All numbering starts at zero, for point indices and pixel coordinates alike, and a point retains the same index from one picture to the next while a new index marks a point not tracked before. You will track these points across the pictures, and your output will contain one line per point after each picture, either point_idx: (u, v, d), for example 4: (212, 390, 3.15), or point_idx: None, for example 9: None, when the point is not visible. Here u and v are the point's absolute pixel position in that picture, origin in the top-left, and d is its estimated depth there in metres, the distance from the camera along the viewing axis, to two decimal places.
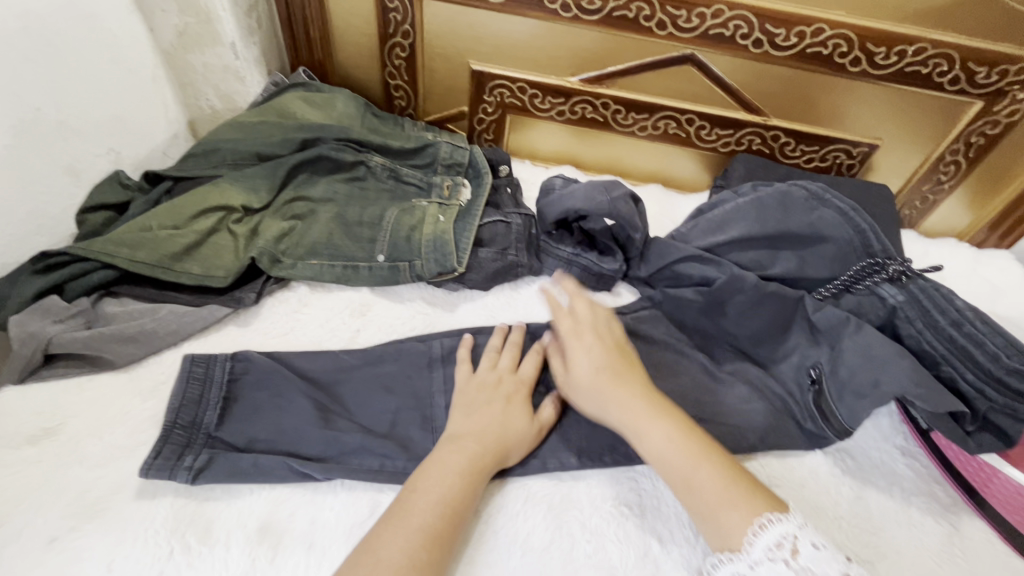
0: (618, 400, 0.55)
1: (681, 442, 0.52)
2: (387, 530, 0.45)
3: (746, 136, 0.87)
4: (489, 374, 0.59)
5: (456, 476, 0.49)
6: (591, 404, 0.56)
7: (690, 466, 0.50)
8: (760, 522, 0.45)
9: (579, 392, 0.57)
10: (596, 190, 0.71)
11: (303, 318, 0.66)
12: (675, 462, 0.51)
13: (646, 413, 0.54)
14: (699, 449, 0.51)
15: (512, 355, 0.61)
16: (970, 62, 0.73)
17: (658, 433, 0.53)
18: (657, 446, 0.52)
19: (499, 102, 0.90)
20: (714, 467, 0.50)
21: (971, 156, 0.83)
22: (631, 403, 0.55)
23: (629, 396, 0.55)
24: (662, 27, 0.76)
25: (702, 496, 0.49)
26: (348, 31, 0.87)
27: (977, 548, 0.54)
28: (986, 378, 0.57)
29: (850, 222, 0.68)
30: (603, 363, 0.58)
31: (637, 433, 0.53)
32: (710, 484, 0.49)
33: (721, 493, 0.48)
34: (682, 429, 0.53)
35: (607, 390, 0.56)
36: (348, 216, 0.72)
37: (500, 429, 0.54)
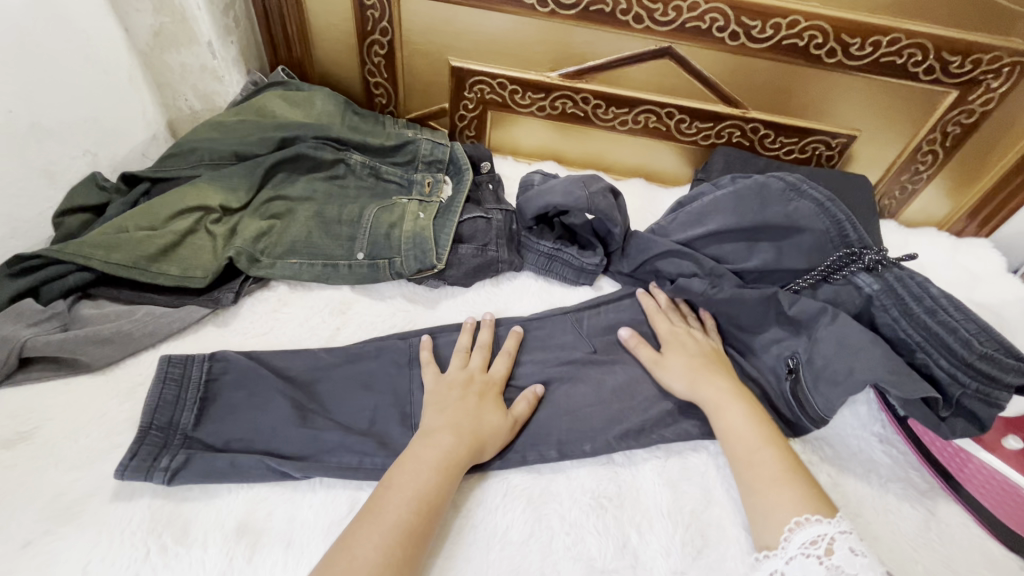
0: (707, 382, 0.59)
1: (755, 425, 0.55)
2: (362, 528, 0.46)
3: (725, 129, 0.87)
4: (459, 372, 0.59)
5: (432, 471, 0.50)
6: (679, 384, 0.60)
7: (758, 444, 0.54)
8: (796, 521, 0.47)
9: (667, 374, 0.61)
10: (575, 185, 0.71)
11: (283, 317, 0.66)
12: (745, 439, 0.55)
13: (728, 396, 0.58)
14: (770, 434, 0.55)
15: (483, 356, 0.61)
16: (944, 52, 0.74)
17: (737, 413, 0.57)
18: (733, 423, 0.56)
19: (479, 98, 0.90)
20: (778, 451, 0.53)
21: (948, 146, 0.83)
22: (718, 386, 0.59)
23: (717, 379, 0.60)
24: (639, 20, 0.76)
25: (763, 471, 0.52)
26: (326, 29, 0.86)
27: (952, 532, 0.55)
28: (958, 364, 0.57)
29: (826, 213, 0.69)
30: (696, 354, 0.63)
31: (716, 409, 0.57)
32: (773, 462, 0.52)
33: (780, 471, 0.51)
34: (757, 416, 0.57)
35: (696, 372, 0.61)
36: (328, 215, 0.72)
37: (475, 424, 0.54)
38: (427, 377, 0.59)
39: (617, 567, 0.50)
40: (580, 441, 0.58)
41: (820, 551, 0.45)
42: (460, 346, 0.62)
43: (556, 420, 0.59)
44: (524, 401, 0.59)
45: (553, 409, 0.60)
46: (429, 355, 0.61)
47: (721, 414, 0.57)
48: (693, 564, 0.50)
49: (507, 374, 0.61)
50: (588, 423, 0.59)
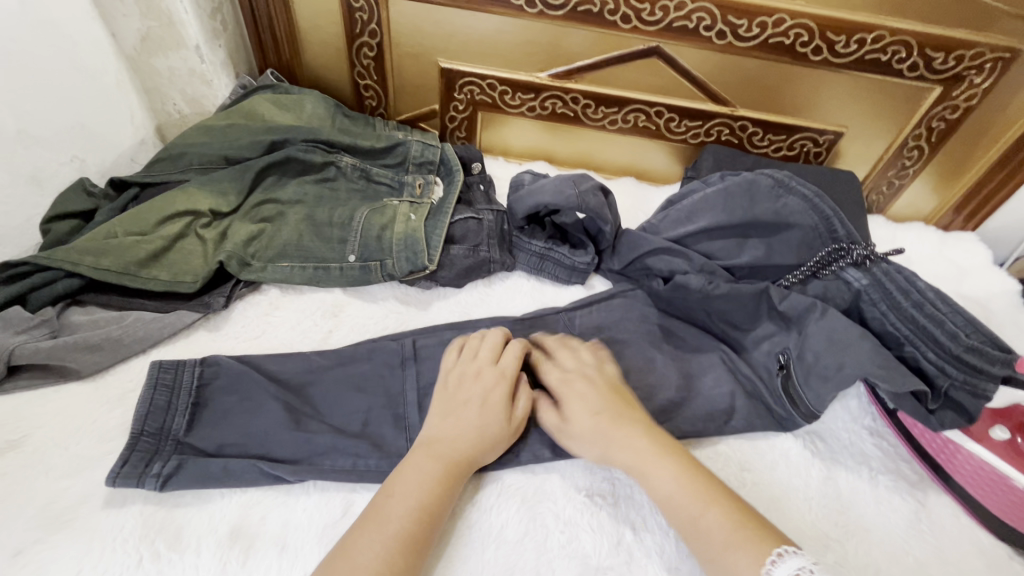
0: (621, 447, 0.53)
1: (688, 483, 0.49)
2: (363, 537, 0.45)
3: (714, 127, 0.88)
4: (469, 364, 0.58)
5: (433, 480, 0.49)
6: (593, 452, 0.54)
7: (697, 508, 0.48)
8: (778, 552, 0.43)
9: (576, 440, 0.54)
10: (566, 184, 0.72)
11: (275, 321, 0.65)
12: (682, 504, 0.49)
13: (651, 455, 0.52)
14: (706, 491, 0.49)
15: (494, 346, 0.59)
16: (927, 49, 0.74)
17: (663, 474, 0.51)
18: (665, 489, 0.50)
19: (469, 100, 0.90)
20: (722, 509, 0.47)
21: (933, 141, 0.84)
22: (634, 447, 0.52)
23: (630, 439, 0.53)
24: (627, 20, 0.77)
25: (712, 539, 0.46)
26: (315, 32, 0.86)
27: (942, 522, 0.56)
28: (947, 356, 0.58)
29: (815, 209, 0.68)
30: (601, 407, 0.55)
31: (640, 475, 0.51)
32: (718, 527, 0.46)
33: (729, 538, 0.45)
34: (685, 471, 0.50)
35: (609, 434, 0.53)
36: (318, 217, 0.72)
37: (477, 432, 0.53)
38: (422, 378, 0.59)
39: (612, 564, 0.50)
40: None
41: None
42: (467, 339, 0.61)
43: None
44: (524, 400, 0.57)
45: None
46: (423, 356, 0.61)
47: (652, 477, 0.51)
48: (688, 560, 0.51)
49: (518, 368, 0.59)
50: None
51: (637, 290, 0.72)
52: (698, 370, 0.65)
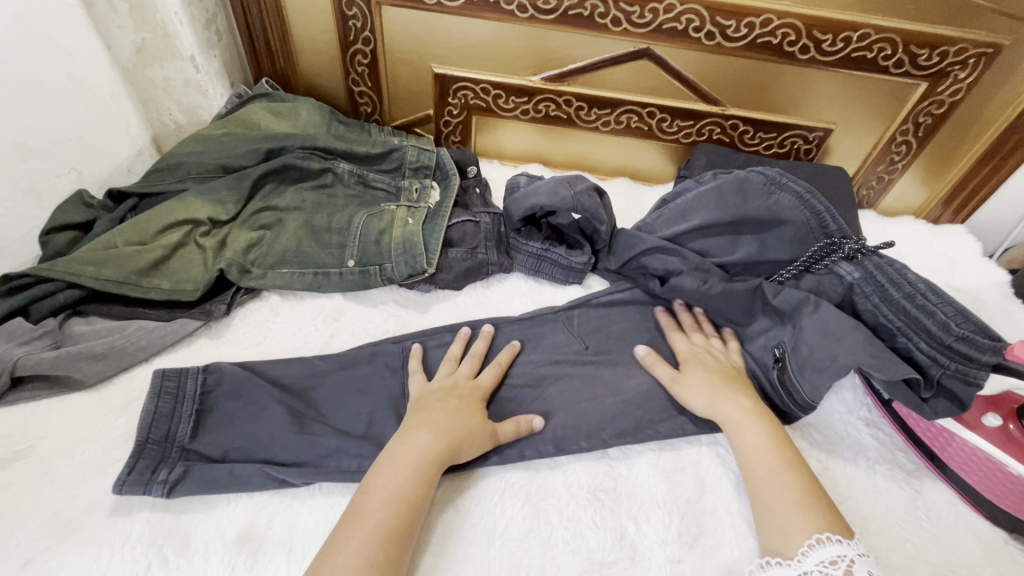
0: (727, 400, 0.59)
1: (776, 447, 0.55)
2: (342, 536, 0.46)
3: (706, 126, 0.89)
4: (445, 380, 0.60)
5: (410, 471, 0.50)
6: (698, 402, 0.59)
7: (777, 468, 0.53)
8: (816, 538, 0.47)
9: (686, 391, 0.60)
10: (561, 185, 0.73)
11: (276, 326, 0.66)
12: (766, 461, 0.54)
13: (749, 417, 0.57)
14: (793, 457, 0.54)
15: (472, 364, 0.62)
16: (912, 45, 0.76)
17: (756, 435, 0.56)
18: (754, 444, 0.55)
19: (463, 104, 0.91)
20: (800, 474, 0.52)
21: (921, 136, 0.86)
22: (739, 406, 0.58)
23: (738, 398, 0.59)
24: (617, 23, 0.78)
25: (780, 496, 0.51)
26: (309, 40, 0.87)
27: (939, 509, 0.57)
28: (938, 346, 0.59)
29: (806, 205, 0.70)
30: (716, 371, 0.62)
31: (736, 428, 0.57)
32: (789, 489, 0.51)
33: (795, 500, 0.50)
34: (778, 436, 0.56)
35: (720, 390, 0.60)
36: (317, 223, 0.72)
37: (454, 422, 0.54)
38: (411, 385, 0.60)
39: (616, 559, 0.51)
40: (576, 437, 0.59)
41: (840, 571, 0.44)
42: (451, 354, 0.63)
43: (550, 417, 0.60)
44: (513, 422, 0.57)
45: (546, 406, 0.61)
46: (416, 365, 0.61)
47: (743, 433, 0.56)
48: (690, 552, 0.52)
49: (494, 386, 0.61)
50: (584, 418, 0.60)
51: (634, 288, 0.73)
52: None
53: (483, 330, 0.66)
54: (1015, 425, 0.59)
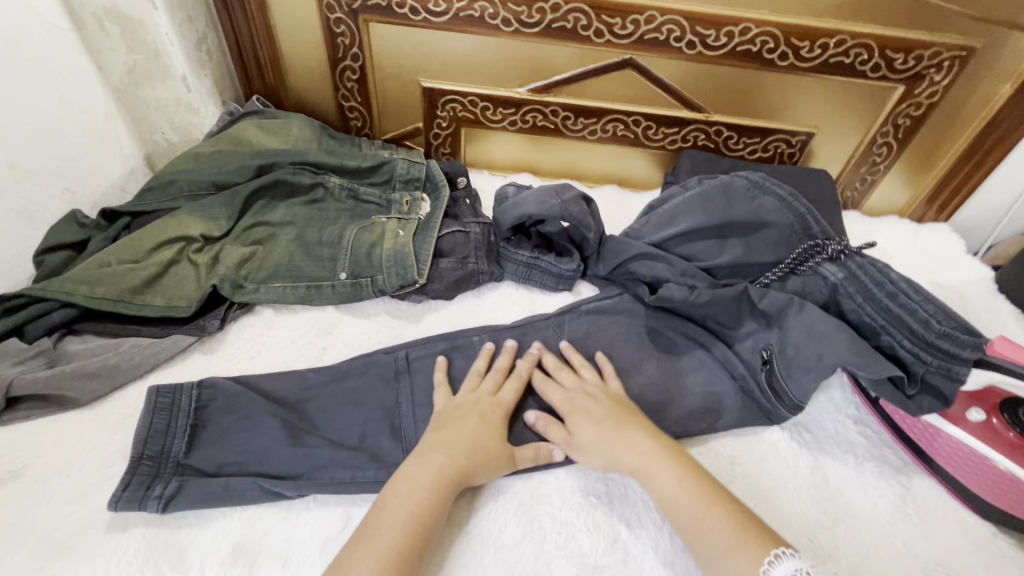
0: (624, 452, 0.55)
1: (689, 487, 0.52)
2: (357, 551, 0.46)
3: (691, 133, 0.90)
4: (468, 395, 0.60)
5: (425, 491, 0.50)
6: (598, 459, 0.56)
7: (697, 511, 0.50)
8: (775, 554, 0.46)
9: (582, 452, 0.56)
10: (548, 195, 0.74)
11: (268, 340, 0.67)
12: (686, 506, 0.51)
13: (654, 459, 0.54)
14: (705, 495, 0.51)
15: (495, 379, 0.62)
16: (888, 50, 0.78)
17: (667, 479, 0.53)
18: (666, 491, 0.52)
19: (452, 116, 0.92)
20: (724, 511, 0.50)
21: (900, 137, 0.88)
22: (637, 452, 0.55)
23: (633, 443, 0.55)
24: (600, 35, 0.80)
25: (713, 542, 0.48)
26: (298, 57, 0.88)
27: (927, 505, 0.58)
28: (921, 344, 0.60)
29: (789, 208, 0.71)
30: (603, 417, 0.58)
31: (647, 476, 0.54)
32: (716, 532, 0.49)
33: (727, 542, 0.48)
34: (689, 476, 0.53)
35: (612, 440, 0.56)
36: (308, 237, 0.73)
37: (470, 445, 0.54)
38: (436, 398, 0.60)
39: (609, 562, 0.51)
40: None
41: None
42: (475, 370, 0.63)
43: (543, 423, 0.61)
44: (532, 450, 0.57)
45: (538, 412, 0.62)
46: (440, 377, 0.62)
47: (655, 479, 0.53)
48: (682, 554, 0.52)
49: (516, 402, 0.61)
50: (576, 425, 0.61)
51: (623, 294, 0.74)
52: (687, 368, 0.67)
53: (506, 345, 0.66)
54: (998, 419, 0.59)
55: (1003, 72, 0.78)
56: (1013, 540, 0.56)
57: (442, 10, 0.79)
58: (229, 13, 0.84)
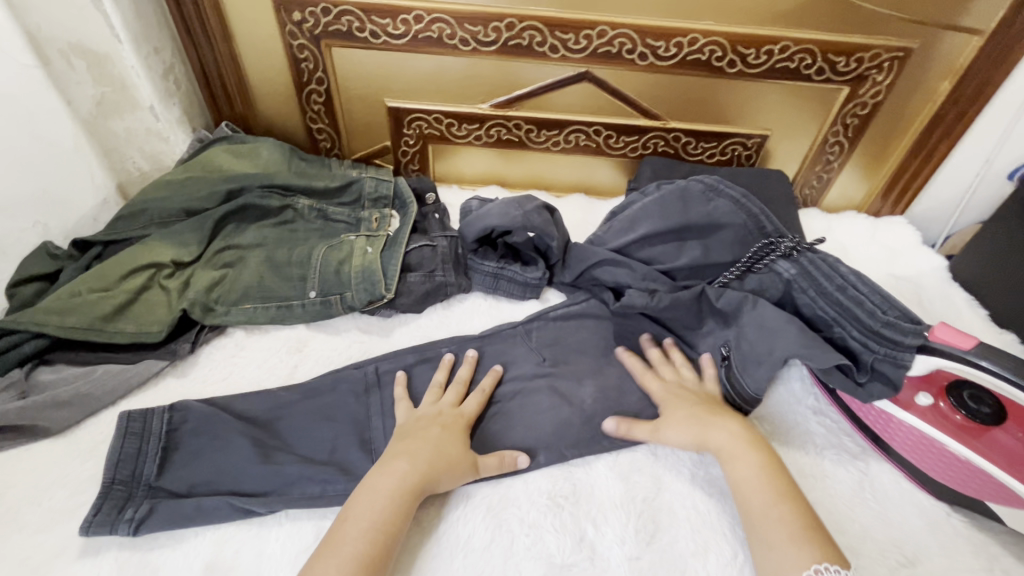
0: (715, 432, 0.59)
1: (768, 475, 0.55)
2: (321, 561, 0.48)
3: (651, 140, 0.93)
4: (430, 408, 0.62)
5: (389, 500, 0.52)
6: (684, 436, 0.60)
7: (771, 499, 0.53)
8: (817, 568, 0.48)
9: (671, 429, 0.60)
10: (510, 206, 0.76)
11: (241, 360, 0.68)
12: (759, 491, 0.54)
13: (740, 445, 0.58)
14: (786, 488, 0.54)
15: (457, 392, 0.64)
16: (830, 54, 0.81)
17: (750, 464, 0.56)
18: (748, 476, 0.55)
19: (418, 134, 0.95)
20: (794, 505, 0.53)
21: (851, 136, 0.91)
22: (728, 434, 0.58)
23: (725, 426, 0.59)
24: (555, 50, 0.82)
25: (775, 531, 0.51)
26: (264, 83, 0.90)
27: (885, 489, 0.60)
28: (868, 333, 0.62)
29: (743, 209, 0.74)
30: (695, 404, 0.62)
31: (729, 456, 0.57)
32: (783, 523, 0.51)
33: (789, 535, 0.50)
34: (769, 468, 0.56)
35: (709, 420, 0.60)
36: (278, 258, 0.75)
37: (433, 453, 0.56)
38: (399, 412, 0.61)
39: (576, 561, 0.53)
40: (536, 448, 0.61)
41: None
42: (436, 382, 0.65)
43: (511, 430, 0.63)
44: (497, 457, 0.58)
45: (505, 419, 0.64)
46: (401, 392, 0.64)
47: (738, 463, 0.56)
48: (647, 549, 0.54)
49: (478, 412, 0.63)
50: (543, 430, 0.63)
51: (589, 300, 0.76)
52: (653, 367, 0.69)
53: (467, 356, 0.68)
54: (945, 402, 0.62)
55: (940, 70, 0.82)
56: (967, 519, 0.58)
57: (401, 33, 0.82)
58: (196, 44, 0.86)
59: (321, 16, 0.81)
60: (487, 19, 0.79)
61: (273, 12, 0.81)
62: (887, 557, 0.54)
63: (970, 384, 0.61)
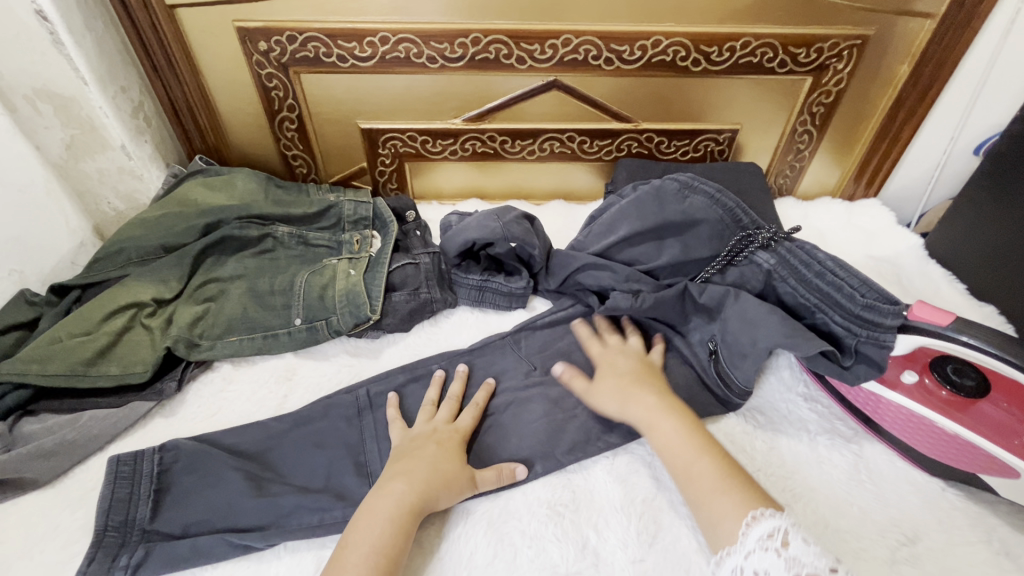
0: (635, 401, 0.62)
1: (688, 438, 0.58)
2: None
3: (624, 142, 0.94)
4: (424, 426, 0.61)
5: (388, 523, 0.51)
6: (612, 407, 0.63)
7: (691, 458, 0.56)
8: (752, 517, 0.49)
9: (600, 400, 0.64)
10: (489, 219, 0.77)
11: (229, 394, 0.67)
12: (681, 452, 0.57)
13: (659, 412, 0.60)
14: (698, 443, 0.57)
15: (449, 408, 0.64)
16: (790, 46, 0.83)
17: (667, 431, 0.59)
18: (667, 439, 0.58)
19: (394, 153, 0.95)
20: (711, 458, 0.56)
21: (818, 124, 0.93)
22: (646, 403, 0.61)
23: (644, 397, 0.62)
24: (522, 61, 0.83)
25: (701, 485, 0.54)
26: (236, 114, 0.90)
27: (880, 470, 0.61)
28: (851, 317, 0.63)
29: (719, 203, 0.75)
30: (625, 372, 0.65)
31: (648, 427, 0.60)
32: (706, 476, 0.54)
33: (712, 487, 0.53)
34: (687, 428, 0.59)
35: (626, 389, 0.63)
36: (260, 288, 0.74)
37: (430, 472, 0.55)
38: (393, 433, 0.61)
39: (580, 568, 0.53)
40: (533, 458, 0.61)
41: (777, 543, 0.46)
42: (428, 400, 0.65)
43: (506, 441, 0.63)
44: (494, 470, 0.58)
45: (499, 432, 0.63)
46: (394, 413, 0.63)
47: (655, 429, 0.60)
48: (650, 550, 0.54)
49: (473, 426, 0.63)
50: (539, 440, 0.63)
51: (575, 305, 0.76)
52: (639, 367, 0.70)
53: (458, 371, 0.68)
54: (929, 378, 0.63)
55: (898, 54, 0.84)
56: (962, 492, 0.59)
57: (369, 55, 0.82)
58: (162, 80, 0.86)
59: (288, 44, 0.81)
60: (452, 35, 0.80)
61: (240, 43, 0.82)
62: (887, 537, 0.55)
63: (953, 358, 0.63)
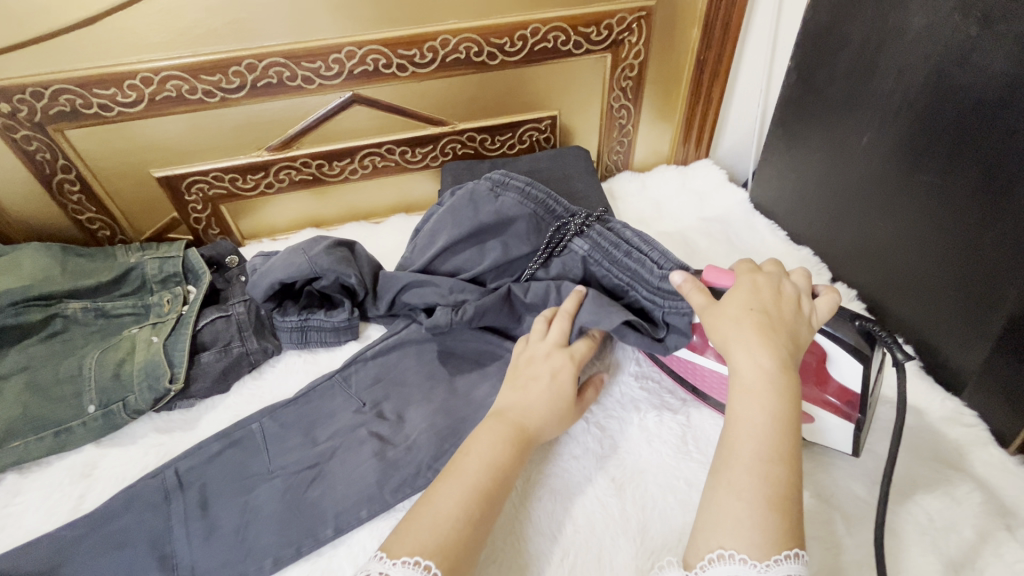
0: (755, 352, 0.47)
1: (777, 427, 0.44)
2: None
3: (447, 145, 0.92)
4: (540, 346, 0.62)
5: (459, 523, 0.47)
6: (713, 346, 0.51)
7: (761, 463, 0.43)
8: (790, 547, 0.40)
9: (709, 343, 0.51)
10: (295, 254, 0.72)
11: (16, 509, 0.59)
12: (754, 442, 0.44)
13: (767, 378, 0.46)
14: (790, 449, 0.44)
15: (563, 330, 0.63)
16: (579, 27, 0.82)
17: (766, 409, 0.45)
18: (752, 416, 0.45)
19: (203, 198, 0.88)
20: (789, 470, 0.43)
21: (631, 97, 0.93)
22: (764, 362, 0.47)
23: (766, 347, 0.47)
24: (309, 81, 0.78)
25: (736, 509, 0.41)
26: (4, 187, 0.80)
27: (706, 433, 0.62)
28: (654, 291, 0.64)
29: (529, 197, 0.73)
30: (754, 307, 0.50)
31: (744, 391, 0.46)
32: (766, 481, 0.42)
33: (764, 497, 0.42)
34: (783, 415, 0.45)
35: (759, 337, 0.48)
36: (44, 379, 0.66)
37: None
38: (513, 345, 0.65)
39: None
40: (358, 503, 0.58)
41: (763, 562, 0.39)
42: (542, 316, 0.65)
43: (330, 494, 0.58)
44: (593, 388, 0.63)
45: (324, 483, 0.59)
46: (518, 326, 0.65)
47: (758, 401, 0.46)
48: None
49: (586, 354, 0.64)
50: (367, 482, 0.59)
51: (408, 325, 0.73)
52: (474, 382, 0.67)
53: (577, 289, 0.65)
54: None
55: (686, 19, 0.86)
56: None
57: (134, 99, 0.75)
58: None
59: (35, 101, 0.72)
60: (222, 65, 0.74)
61: None
62: None
63: None
